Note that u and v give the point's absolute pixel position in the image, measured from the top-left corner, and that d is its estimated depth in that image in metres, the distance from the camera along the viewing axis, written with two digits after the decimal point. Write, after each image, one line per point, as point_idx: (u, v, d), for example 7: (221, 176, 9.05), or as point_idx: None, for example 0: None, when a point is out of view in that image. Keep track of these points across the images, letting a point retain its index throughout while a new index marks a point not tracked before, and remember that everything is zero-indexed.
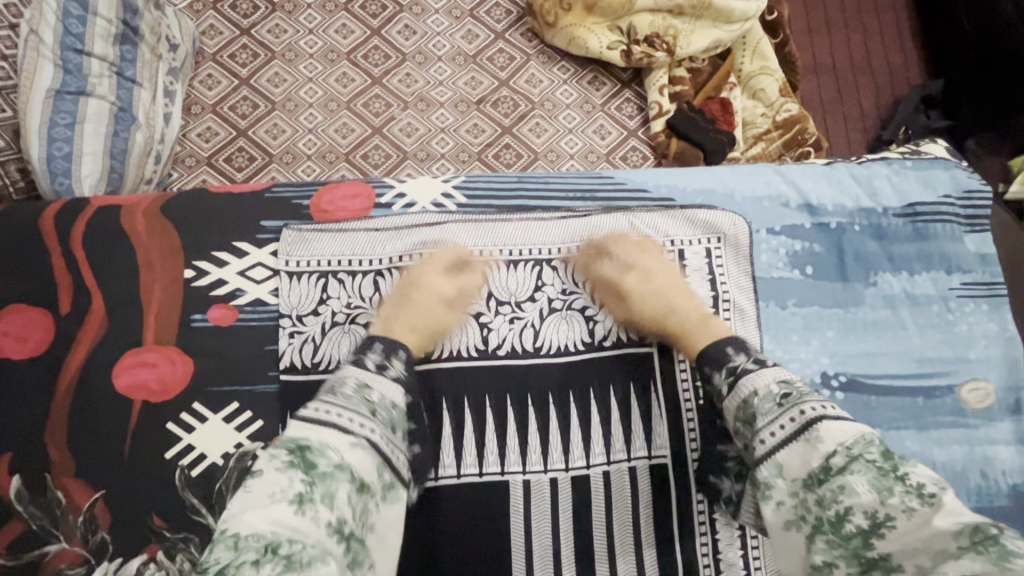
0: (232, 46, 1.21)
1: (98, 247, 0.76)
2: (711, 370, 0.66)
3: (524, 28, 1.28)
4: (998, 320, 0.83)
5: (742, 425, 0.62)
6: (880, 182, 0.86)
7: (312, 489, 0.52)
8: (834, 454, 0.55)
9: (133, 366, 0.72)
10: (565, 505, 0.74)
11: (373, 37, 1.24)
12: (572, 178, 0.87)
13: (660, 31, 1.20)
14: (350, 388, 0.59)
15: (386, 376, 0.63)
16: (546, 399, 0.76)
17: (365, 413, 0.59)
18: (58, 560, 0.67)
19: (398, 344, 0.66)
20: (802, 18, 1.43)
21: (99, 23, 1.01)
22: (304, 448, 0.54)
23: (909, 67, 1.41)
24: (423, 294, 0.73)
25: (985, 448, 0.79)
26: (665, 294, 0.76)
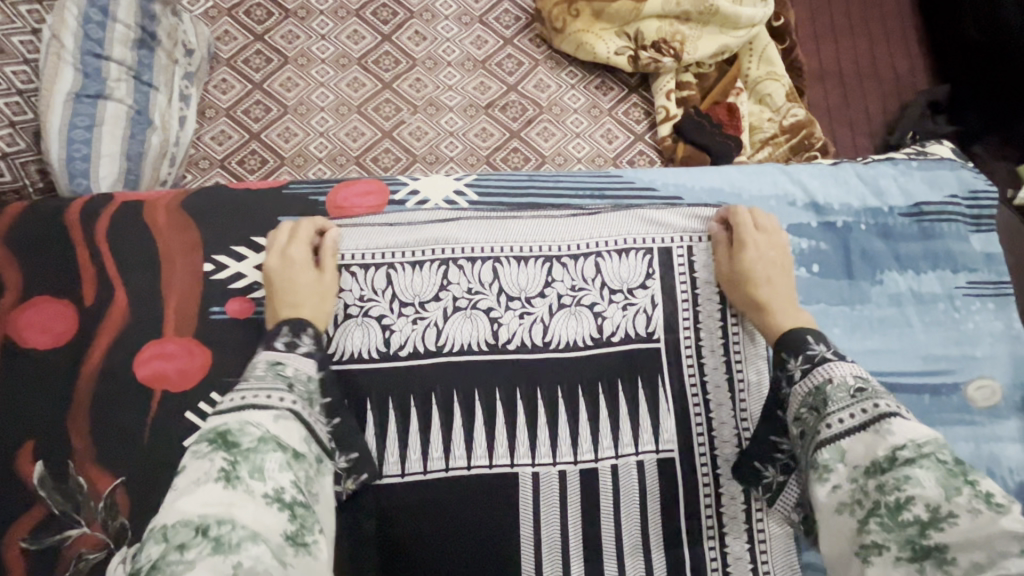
0: (246, 51, 1.24)
1: (120, 241, 0.77)
2: (789, 356, 0.69)
3: (533, 34, 1.30)
4: (1005, 318, 0.84)
5: (811, 411, 0.64)
6: (885, 182, 0.87)
7: (236, 465, 0.54)
8: (904, 447, 0.56)
9: (154, 356, 0.74)
10: (573, 498, 0.75)
11: (384, 42, 1.27)
12: (581, 177, 0.88)
13: (668, 36, 1.22)
14: (262, 368, 0.63)
15: (298, 352, 0.67)
16: (555, 393, 0.77)
17: (283, 388, 0.62)
18: (78, 545, 0.68)
19: (305, 322, 0.70)
20: (808, 25, 1.45)
21: (117, 29, 1.04)
22: (224, 431, 0.56)
23: (914, 73, 1.43)
24: (281, 271, 0.74)
25: (992, 446, 0.79)
26: (779, 262, 0.78)
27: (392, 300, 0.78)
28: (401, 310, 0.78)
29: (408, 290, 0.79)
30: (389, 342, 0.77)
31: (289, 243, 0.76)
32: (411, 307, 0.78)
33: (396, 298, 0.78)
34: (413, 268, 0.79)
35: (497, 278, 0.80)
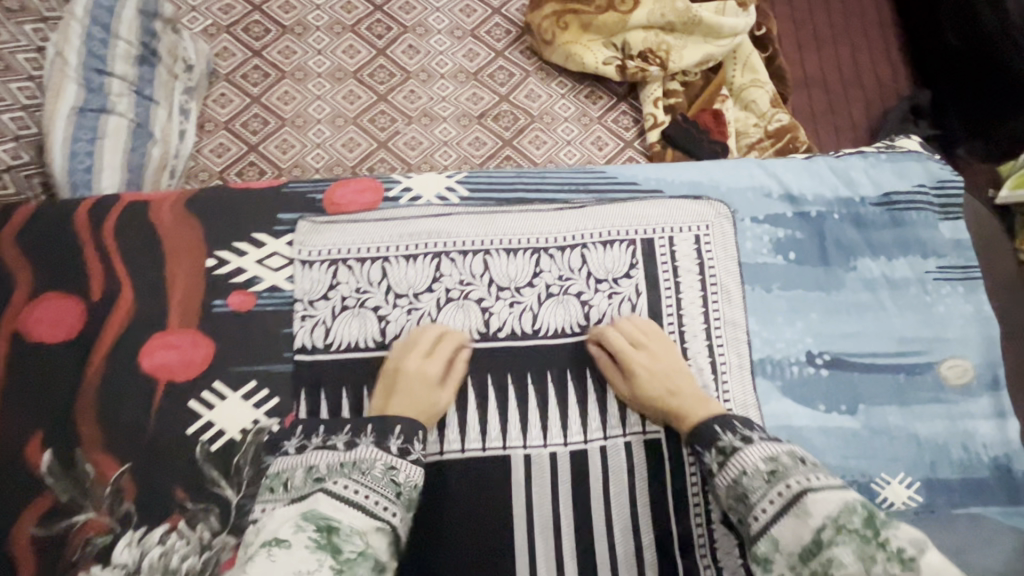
0: (245, 66, 1.29)
1: (126, 239, 0.81)
2: (703, 449, 0.71)
3: (523, 46, 1.36)
4: (974, 301, 0.87)
5: (736, 502, 0.67)
6: (856, 173, 0.91)
7: (339, 574, 0.56)
8: (823, 529, 0.59)
9: (159, 348, 0.77)
10: (564, 478, 0.78)
11: (379, 56, 1.32)
12: (567, 172, 0.91)
13: (654, 46, 1.28)
14: (378, 470, 0.65)
15: (408, 459, 0.68)
16: (546, 377, 0.81)
17: (391, 496, 0.64)
18: (85, 530, 0.71)
19: (416, 424, 0.71)
20: (791, 34, 1.51)
21: (120, 45, 1.11)
22: (332, 531, 0.59)
23: (897, 79, 1.49)
24: (408, 380, 0.74)
25: (967, 423, 0.83)
26: (664, 373, 0.77)
27: (387, 292, 0.82)
28: (397, 301, 0.81)
29: (403, 282, 0.82)
30: (385, 332, 0.80)
31: (416, 351, 0.76)
32: (405, 298, 0.81)
33: (391, 290, 0.82)
34: (406, 262, 0.82)
35: (487, 269, 0.83)
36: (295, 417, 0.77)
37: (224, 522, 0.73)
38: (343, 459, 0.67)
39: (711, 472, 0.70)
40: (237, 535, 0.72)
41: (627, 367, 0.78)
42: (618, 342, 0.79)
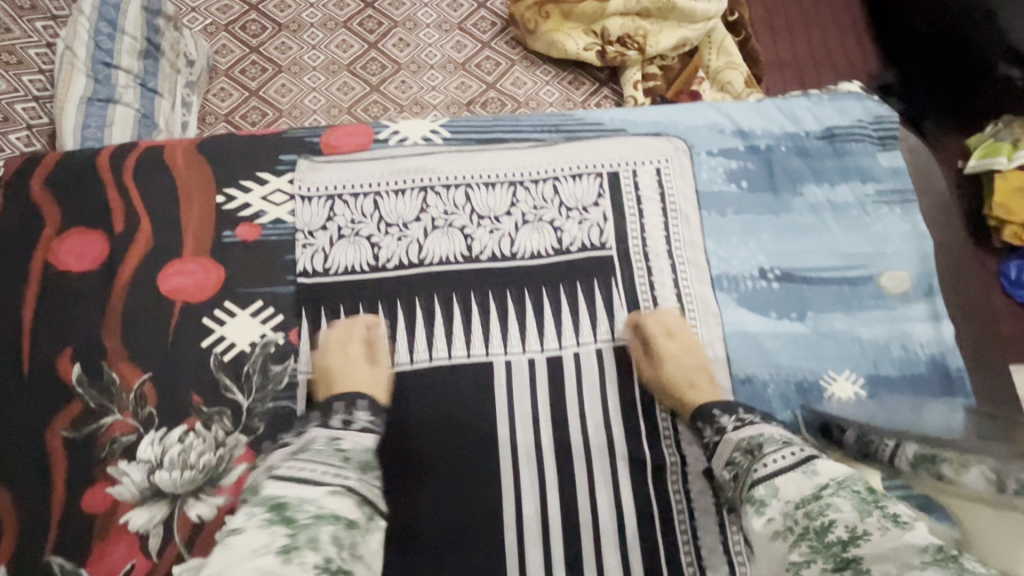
0: (243, 62, 1.39)
1: (143, 179, 0.90)
2: (719, 412, 0.80)
3: (509, 37, 1.47)
4: (910, 220, 0.97)
5: (744, 453, 0.74)
6: (800, 111, 1.01)
7: (295, 538, 0.59)
8: (824, 486, 0.66)
9: (175, 273, 0.86)
10: (542, 381, 0.86)
11: (370, 50, 1.43)
12: (539, 116, 1.00)
13: (631, 31, 1.39)
14: (321, 444, 0.70)
15: (352, 428, 0.74)
16: (523, 294, 0.89)
17: (339, 463, 0.69)
18: (112, 430, 0.80)
19: (357, 395, 0.78)
20: (764, 20, 1.65)
21: (126, 40, 1.23)
22: (283, 506, 0.62)
23: (866, 60, 1.61)
24: (338, 366, 0.81)
25: (905, 325, 0.92)
26: (684, 365, 0.84)
27: (379, 223, 0.91)
28: (388, 229, 0.90)
29: (393, 214, 0.91)
30: (377, 256, 0.89)
31: (335, 341, 0.84)
32: (396, 227, 0.90)
33: (383, 220, 0.91)
34: (396, 196, 0.92)
35: (469, 200, 0.92)
36: (298, 332, 0.85)
37: (236, 423, 0.81)
38: (287, 451, 0.71)
39: (721, 432, 0.78)
40: (248, 434, 0.81)
41: (655, 349, 0.85)
42: (654, 327, 0.87)
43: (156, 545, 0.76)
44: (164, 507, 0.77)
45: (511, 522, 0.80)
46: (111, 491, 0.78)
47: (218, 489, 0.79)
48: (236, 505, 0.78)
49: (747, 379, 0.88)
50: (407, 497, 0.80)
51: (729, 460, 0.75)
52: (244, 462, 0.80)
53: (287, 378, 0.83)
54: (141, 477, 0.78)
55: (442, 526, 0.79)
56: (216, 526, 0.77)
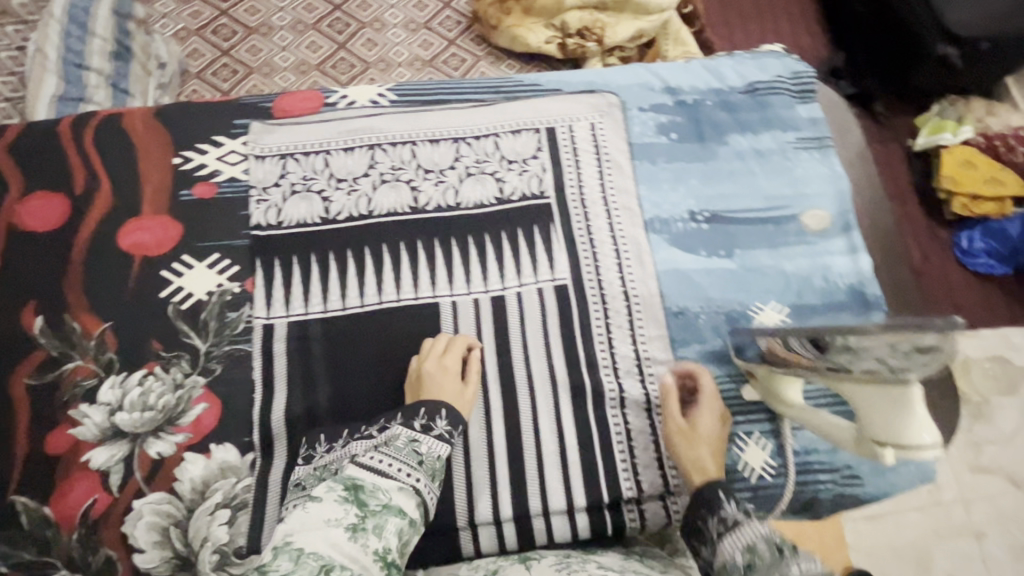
0: (213, 65, 1.46)
1: (103, 145, 0.95)
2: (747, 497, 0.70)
3: (473, 34, 1.58)
4: (828, 164, 1.04)
5: (772, 546, 0.59)
6: (725, 69, 1.09)
7: (364, 520, 0.62)
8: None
9: (134, 230, 0.91)
10: (485, 318, 0.91)
11: (339, 50, 1.51)
12: (481, 81, 1.07)
13: (590, 24, 1.49)
14: (402, 441, 0.72)
15: (432, 434, 0.74)
16: (467, 241, 0.94)
17: (414, 463, 0.70)
18: (74, 375, 0.83)
19: (438, 404, 0.77)
20: (718, 17, 1.91)
21: (95, 42, 1.34)
22: (358, 488, 0.65)
23: (813, 51, 1.90)
24: (431, 377, 0.82)
25: (825, 259, 0.98)
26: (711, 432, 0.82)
27: (330, 179, 0.96)
28: (338, 185, 0.95)
29: (343, 170, 0.96)
30: (328, 210, 0.94)
31: (433, 352, 0.85)
32: (346, 182, 0.96)
33: (333, 176, 0.96)
34: (345, 154, 0.97)
35: (415, 156, 0.98)
36: (253, 282, 0.90)
37: (194, 365, 0.85)
38: (373, 441, 0.74)
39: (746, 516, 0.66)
40: (206, 376, 0.85)
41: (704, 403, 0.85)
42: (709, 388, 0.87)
43: (117, 481, 0.80)
44: (125, 445, 0.81)
45: (458, 449, 0.85)
46: (73, 432, 0.81)
47: (176, 428, 0.82)
48: (195, 442, 0.82)
49: (680, 312, 0.94)
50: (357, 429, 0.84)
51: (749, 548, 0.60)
52: (202, 402, 0.84)
53: (242, 324, 0.88)
54: (102, 419, 0.82)
55: None
56: (174, 462, 0.81)
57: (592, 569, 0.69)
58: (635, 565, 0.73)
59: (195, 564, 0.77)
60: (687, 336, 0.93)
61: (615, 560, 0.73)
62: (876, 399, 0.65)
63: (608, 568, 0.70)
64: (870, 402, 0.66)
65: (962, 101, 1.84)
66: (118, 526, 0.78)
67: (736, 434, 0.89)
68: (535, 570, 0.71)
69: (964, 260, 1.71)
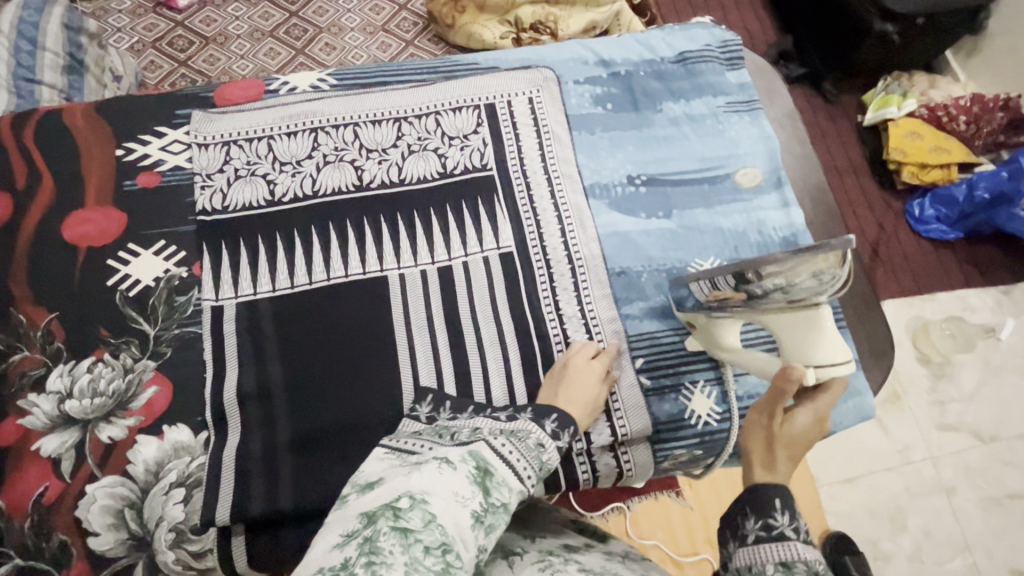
0: (172, 76, 1.59)
1: (44, 140, 0.96)
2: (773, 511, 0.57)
3: (429, 34, 1.71)
4: (759, 125, 1.09)
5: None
6: (656, 41, 1.14)
7: (485, 511, 0.57)
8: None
9: (79, 221, 0.91)
10: (434, 287, 0.93)
11: (298, 55, 1.65)
12: (421, 64, 1.10)
13: (542, 18, 1.59)
14: (531, 440, 0.69)
15: (555, 444, 0.72)
16: (413, 215, 0.97)
17: (535, 468, 0.66)
18: (20, 365, 0.83)
19: (570, 418, 0.76)
20: (669, 3, 2.02)
21: (47, 56, 1.28)
22: (487, 472, 0.60)
23: (764, 33, 2.03)
24: (579, 371, 0.85)
25: (759, 214, 1.03)
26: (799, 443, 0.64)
27: (273, 162, 0.98)
28: (281, 168, 0.97)
29: (287, 153, 0.98)
30: (273, 192, 0.96)
31: (584, 352, 0.88)
32: (290, 165, 0.98)
33: (276, 160, 0.98)
34: (289, 138, 0.99)
35: (358, 137, 1.00)
36: (200, 265, 0.91)
37: (143, 350, 0.86)
38: (503, 425, 0.71)
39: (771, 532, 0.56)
40: (156, 359, 0.86)
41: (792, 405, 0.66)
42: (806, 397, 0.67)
43: (69, 467, 0.79)
44: (76, 432, 0.81)
45: None
46: (21, 422, 0.81)
47: (128, 411, 0.83)
48: (146, 425, 0.82)
49: (623, 271, 0.98)
50: (311, 402, 0.86)
51: (784, 560, 0.54)
52: (153, 385, 0.84)
53: (192, 307, 0.89)
54: (52, 407, 0.82)
55: (347, 424, 0.84)
56: (126, 444, 0.81)
57: (573, 574, 0.63)
58: (617, 568, 0.66)
59: (151, 543, 0.77)
60: (630, 294, 0.96)
61: (598, 561, 0.66)
62: (793, 320, 0.71)
63: (589, 572, 0.63)
64: (790, 325, 0.71)
65: (905, 77, 1.92)
66: (70, 511, 0.77)
67: (682, 383, 0.91)
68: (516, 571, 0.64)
69: (916, 228, 1.79)
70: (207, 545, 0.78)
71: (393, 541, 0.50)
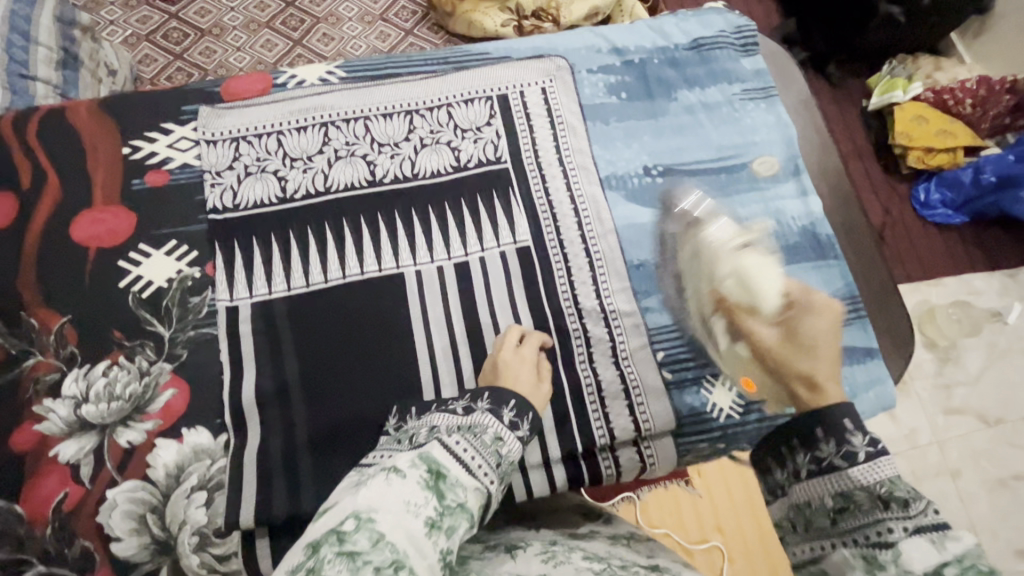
0: (168, 69, 1.56)
1: (48, 139, 0.93)
2: (825, 435, 0.59)
3: (429, 23, 1.68)
4: (775, 113, 1.07)
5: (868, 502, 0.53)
6: (669, 28, 1.12)
7: (441, 517, 0.55)
8: (949, 564, 0.45)
9: (87, 222, 0.89)
10: (451, 284, 0.92)
11: (296, 46, 1.62)
12: (431, 54, 1.08)
13: (544, 6, 1.56)
14: (488, 436, 0.67)
15: (515, 434, 0.70)
16: (427, 209, 0.95)
17: (492, 464, 0.64)
18: (34, 371, 0.82)
19: (527, 405, 0.75)
20: None
21: (41, 50, 1.24)
22: (439, 475, 0.59)
23: (768, 17, 2.01)
24: (512, 362, 0.82)
25: (777, 203, 1.01)
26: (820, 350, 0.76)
27: (284, 158, 0.96)
28: (292, 164, 0.95)
29: (297, 149, 0.96)
30: (284, 189, 0.94)
31: (512, 341, 0.86)
32: (300, 161, 0.96)
33: (287, 156, 0.96)
34: (299, 133, 0.97)
35: (369, 131, 0.98)
36: (213, 265, 0.89)
37: (159, 353, 0.85)
38: (458, 418, 0.68)
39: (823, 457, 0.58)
40: (172, 362, 0.84)
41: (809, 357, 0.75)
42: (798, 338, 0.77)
43: (88, 473, 0.78)
44: (93, 437, 0.80)
45: None
46: (37, 428, 0.80)
47: (146, 415, 0.81)
48: (166, 428, 0.81)
49: (640, 264, 0.96)
50: (330, 402, 0.84)
51: (844, 490, 0.55)
52: (171, 387, 0.83)
53: (206, 307, 0.87)
54: (68, 412, 0.80)
55: (367, 426, 0.83)
56: (146, 449, 0.80)
57: (578, 563, 0.61)
58: (621, 552, 0.66)
59: (174, 548, 0.76)
60: (649, 287, 0.95)
61: (602, 546, 0.66)
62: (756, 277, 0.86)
63: (594, 559, 0.62)
64: (756, 281, 0.85)
65: (910, 60, 1.89)
66: (91, 517, 0.76)
67: (702, 376, 0.91)
68: (519, 561, 0.62)
69: (921, 213, 1.78)
70: (231, 548, 0.77)
71: (340, 567, 0.48)
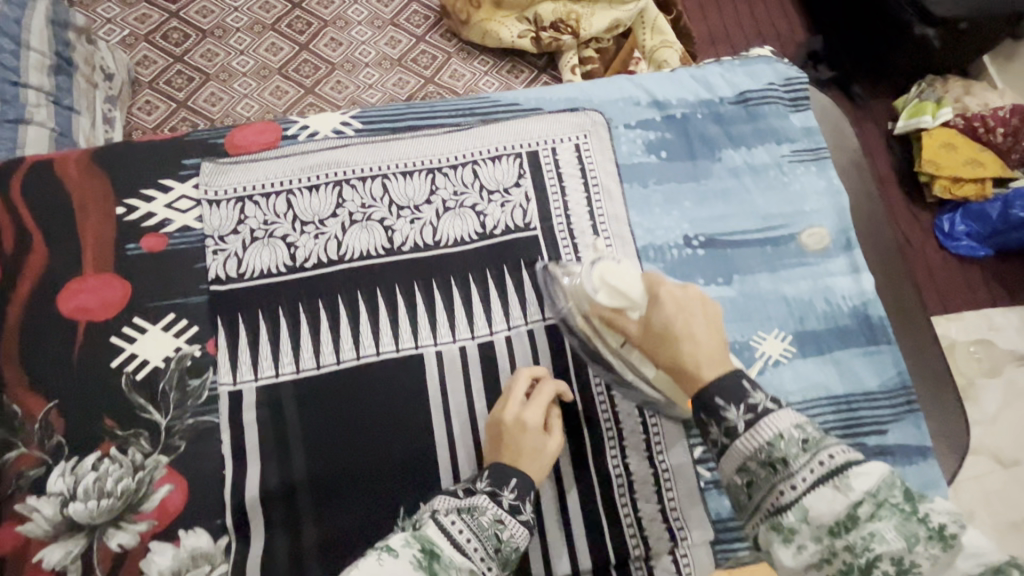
0: (167, 72, 1.45)
1: (37, 195, 0.85)
2: (725, 403, 0.55)
3: (443, 29, 1.58)
4: (826, 177, 0.99)
5: (763, 465, 0.53)
6: (713, 78, 1.03)
7: None
8: (861, 504, 0.48)
9: (75, 294, 0.81)
10: (474, 366, 0.84)
11: (302, 51, 1.51)
12: (455, 103, 1.00)
13: (563, 16, 1.49)
14: (487, 518, 0.62)
15: (517, 518, 0.65)
16: (449, 282, 0.87)
17: (490, 551, 0.60)
18: (16, 464, 0.74)
19: (529, 481, 0.69)
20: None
21: (32, 56, 1.14)
22: (431, 555, 0.54)
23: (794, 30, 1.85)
24: (518, 437, 0.73)
25: (826, 280, 0.94)
26: (678, 335, 0.61)
27: (294, 221, 0.87)
28: (303, 228, 0.87)
29: (308, 211, 0.88)
30: (295, 256, 0.86)
31: (518, 398, 0.76)
32: (312, 225, 0.87)
33: (297, 219, 0.87)
34: (310, 193, 0.89)
35: (387, 191, 0.90)
36: (215, 343, 0.82)
37: (155, 443, 0.77)
38: (455, 499, 0.65)
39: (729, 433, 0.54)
40: (169, 454, 0.77)
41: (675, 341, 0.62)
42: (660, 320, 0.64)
43: None
44: (81, 540, 0.73)
45: None
46: (20, 530, 0.72)
47: (138, 515, 0.74)
48: (160, 530, 0.74)
49: None
50: (341, 500, 0.77)
51: (742, 465, 0.54)
52: (166, 483, 0.76)
53: (206, 391, 0.80)
54: (53, 511, 0.73)
55: (381, 532, 0.76)
56: (139, 554, 0.73)
57: None
58: None
59: None
60: None
61: None
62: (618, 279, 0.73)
63: None
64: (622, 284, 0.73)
65: (939, 82, 1.70)
66: None
67: None
68: None
69: (943, 243, 1.62)
70: None
71: None
